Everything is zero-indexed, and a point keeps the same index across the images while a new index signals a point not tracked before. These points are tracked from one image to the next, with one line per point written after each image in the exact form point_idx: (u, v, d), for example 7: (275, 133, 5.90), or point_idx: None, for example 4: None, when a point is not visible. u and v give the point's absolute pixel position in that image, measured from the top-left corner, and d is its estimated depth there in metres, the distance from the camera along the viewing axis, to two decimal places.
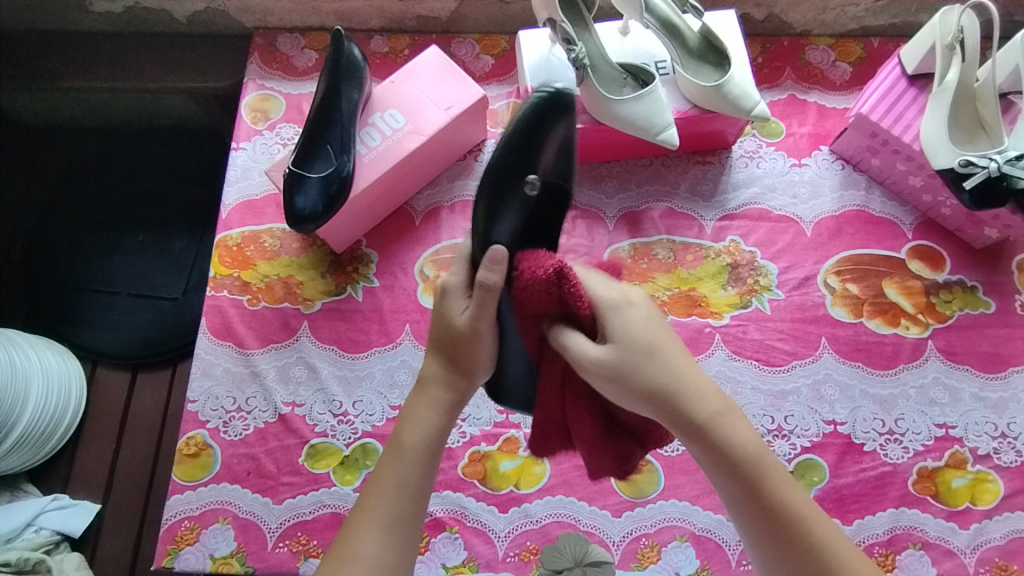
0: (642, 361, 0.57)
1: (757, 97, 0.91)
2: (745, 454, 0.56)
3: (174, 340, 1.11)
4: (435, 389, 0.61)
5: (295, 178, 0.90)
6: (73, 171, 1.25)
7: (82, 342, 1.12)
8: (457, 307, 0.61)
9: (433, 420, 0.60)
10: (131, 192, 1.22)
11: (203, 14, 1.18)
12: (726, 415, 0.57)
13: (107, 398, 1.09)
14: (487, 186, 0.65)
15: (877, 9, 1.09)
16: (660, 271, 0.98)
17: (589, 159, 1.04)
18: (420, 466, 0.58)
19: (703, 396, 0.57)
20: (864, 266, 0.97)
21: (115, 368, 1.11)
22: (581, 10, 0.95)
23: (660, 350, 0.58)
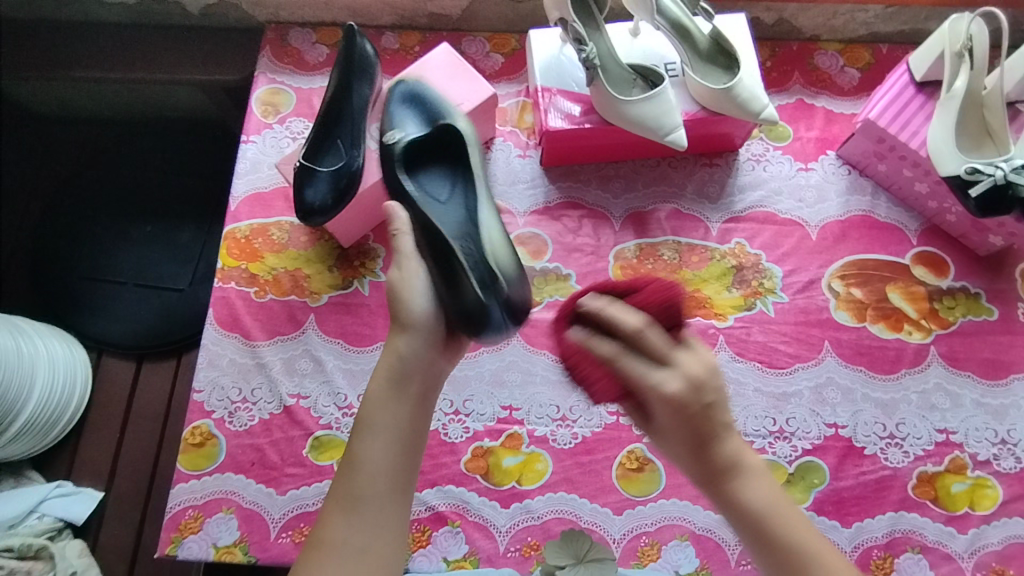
0: (679, 424, 0.62)
1: (765, 99, 0.91)
2: (762, 515, 0.60)
3: (180, 331, 1.12)
4: (382, 363, 0.67)
5: (304, 172, 0.90)
6: (82, 162, 1.25)
7: (88, 331, 1.13)
8: (395, 271, 0.69)
9: (388, 396, 0.65)
10: (138, 184, 1.23)
11: (215, 8, 1.19)
12: (750, 476, 0.62)
13: (112, 386, 1.10)
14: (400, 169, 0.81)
15: (887, 15, 1.09)
16: (666, 271, 0.98)
17: (597, 159, 1.04)
18: (380, 442, 0.64)
19: (726, 456, 0.62)
20: (868, 271, 0.98)
21: (121, 357, 1.12)
22: (592, 10, 0.96)
23: (694, 420, 0.61)
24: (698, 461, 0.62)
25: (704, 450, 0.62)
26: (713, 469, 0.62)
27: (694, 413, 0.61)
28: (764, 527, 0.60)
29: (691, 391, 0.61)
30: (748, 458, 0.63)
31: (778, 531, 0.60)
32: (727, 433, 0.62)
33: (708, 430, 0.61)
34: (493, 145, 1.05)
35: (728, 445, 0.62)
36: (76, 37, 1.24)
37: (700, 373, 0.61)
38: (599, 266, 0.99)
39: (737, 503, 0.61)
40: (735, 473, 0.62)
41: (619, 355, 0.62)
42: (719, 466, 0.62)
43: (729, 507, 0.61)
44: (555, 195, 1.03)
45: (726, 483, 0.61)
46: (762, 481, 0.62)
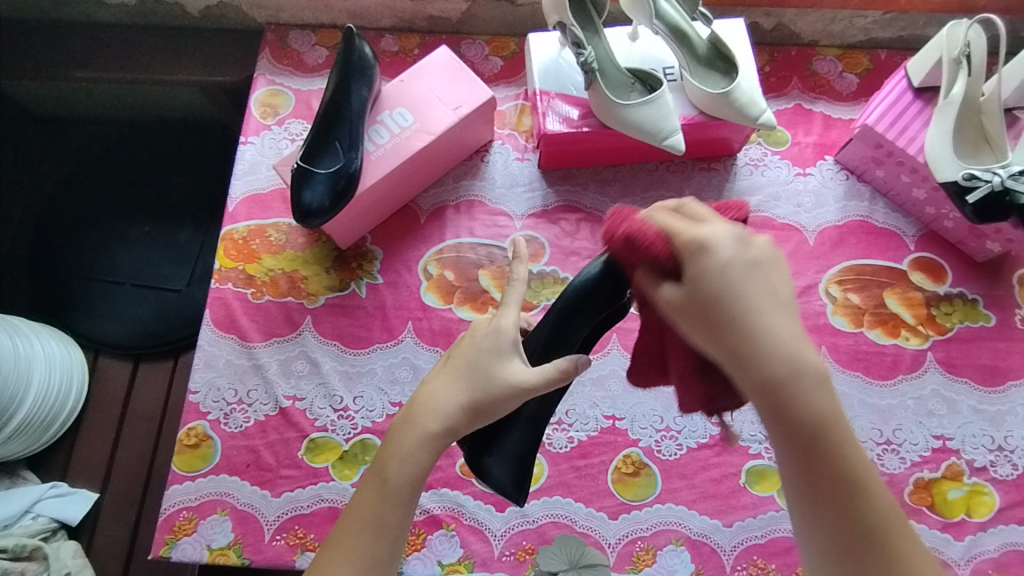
0: (719, 310, 0.50)
1: (763, 105, 0.91)
2: (812, 425, 0.50)
3: (175, 331, 1.14)
4: (425, 427, 0.57)
5: (302, 173, 0.89)
6: (83, 164, 1.28)
7: (85, 331, 1.15)
8: (519, 374, 0.58)
9: (421, 459, 0.56)
10: (138, 185, 1.25)
11: (215, 9, 1.17)
12: (811, 379, 0.50)
13: (111, 385, 1.13)
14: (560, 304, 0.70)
15: (885, 21, 1.09)
16: None
17: (595, 162, 1.04)
18: (402, 507, 0.55)
19: (785, 358, 0.49)
20: (866, 276, 0.98)
21: (118, 357, 1.14)
22: (591, 14, 0.95)
23: (739, 304, 0.50)
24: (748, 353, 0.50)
25: (751, 346, 0.49)
26: (770, 370, 0.49)
27: (733, 298, 0.50)
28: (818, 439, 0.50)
29: (726, 285, 0.50)
30: (805, 364, 0.50)
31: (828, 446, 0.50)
32: (780, 328, 0.50)
33: (750, 324, 0.49)
34: (492, 148, 1.06)
35: (777, 357, 0.49)
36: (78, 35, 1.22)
37: (734, 254, 0.51)
38: None
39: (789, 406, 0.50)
40: (791, 379, 0.49)
41: (656, 215, 0.55)
42: (773, 372, 0.49)
43: (775, 412, 0.50)
44: (554, 198, 1.03)
45: (778, 384, 0.49)
46: (820, 391, 0.50)
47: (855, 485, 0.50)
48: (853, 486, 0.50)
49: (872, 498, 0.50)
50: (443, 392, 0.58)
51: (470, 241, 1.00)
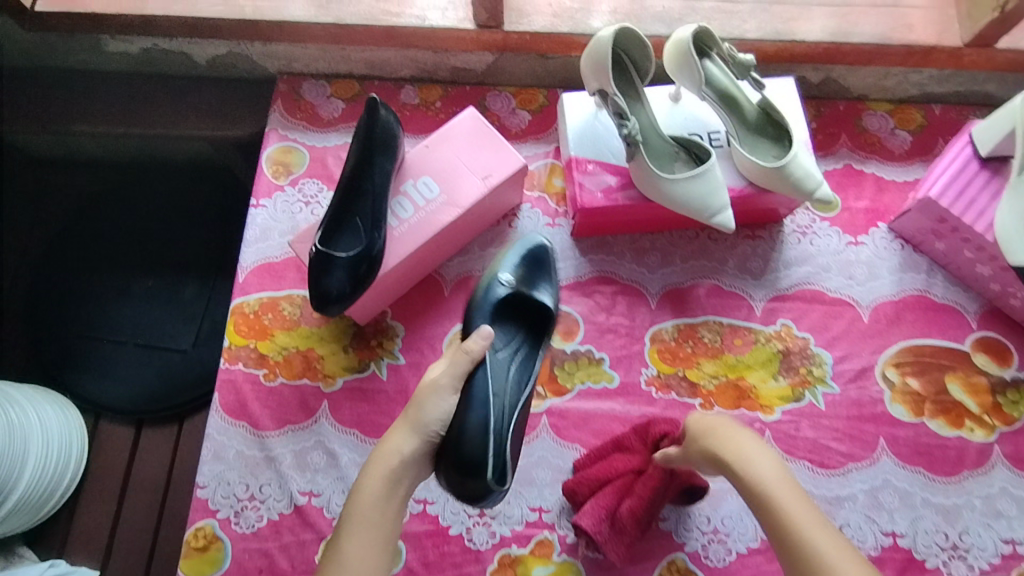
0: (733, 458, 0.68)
1: (820, 177, 0.84)
2: (810, 545, 0.61)
3: (181, 394, 1.11)
4: (378, 463, 0.69)
5: (318, 259, 0.79)
6: (80, 210, 1.20)
7: (85, 392, 1.11)
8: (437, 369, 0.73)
9: (376, 489, 0.68)
10: (138, 235, 1.18)
11: (224, 58, 1.08)
12: (803, 505, 0.64)
13: (115, 452, 1.09)
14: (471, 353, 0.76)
15: (943, 77, 1.01)
16: (707, 356, 0.92)
17: (631, 230, 0.97)
18: (364, 535, 0.66)
19: (786, 488, 0.65)
20: (926, 359, 0.91)
21: (121, 423, 1.11)
22: (632, 78, 0.85)
23: (747, 457, 0.67)
24: (755, 498, 0.66)
25: (756, 481, 0.66)
26: (772, 496, 0.65)
27: (728, 450, 0.68)
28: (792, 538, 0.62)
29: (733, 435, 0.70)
30: (797, 499, 0.65)
31: (792, 541, 0.62)
32: (778, 470, 0.67)
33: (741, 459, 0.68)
34: (520, 212, 0.99)
35: (782, 489, 0.65)
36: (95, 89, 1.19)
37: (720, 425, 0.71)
38: (634, 349, 0.92)
39: (775, 534, 0.64)
40: (787, 505, 0.64)
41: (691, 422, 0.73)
42: (778, 502, 0.64)
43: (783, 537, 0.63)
44: (587, 268, 0.96)
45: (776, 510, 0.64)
46: (817, 525, 0.63)
47: None
48: None
49: None
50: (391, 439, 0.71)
51: None
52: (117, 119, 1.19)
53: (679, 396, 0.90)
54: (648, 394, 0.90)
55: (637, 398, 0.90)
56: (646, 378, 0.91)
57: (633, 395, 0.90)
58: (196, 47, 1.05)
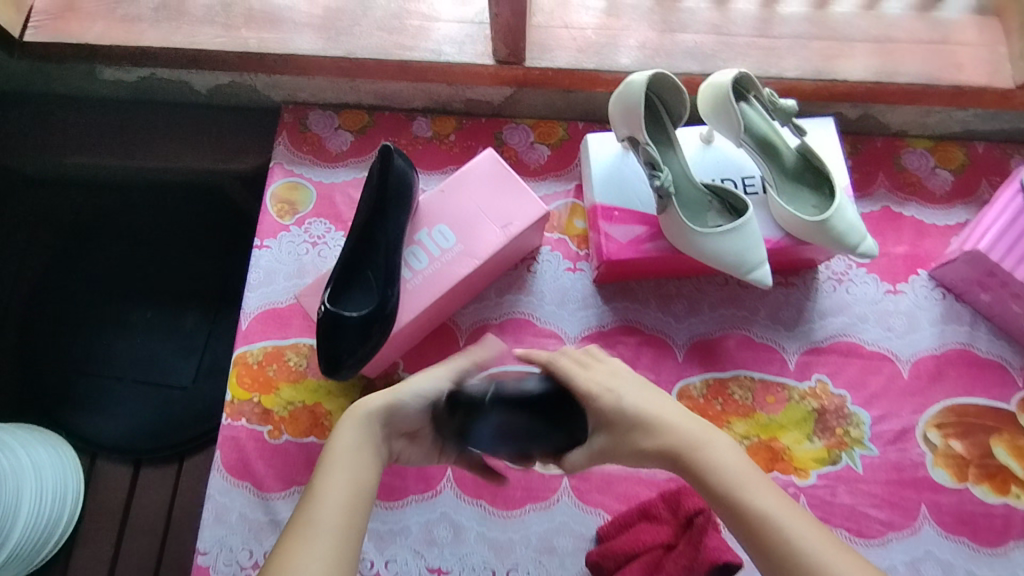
0: (642, 430, 0.66)
1: (863, 232, 0.78)
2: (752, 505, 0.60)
3: (182, 432, 1.06)
4: (349, 424, 0.64)
5: (327, 318, 0.73)
6: (71, 237, 1.14)
7: (81, 432, 1.06)
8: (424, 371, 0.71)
9: (350, 439, 0.63)
10: (136, 265, 1.13)
11: (226, 87, 1.03)
12: (725, 460, 0.63)
13: (112, 496, 1.05)
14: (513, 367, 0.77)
15: (987, 114, 0.96)
16: (738, 415, 0.87)
17: (656, 276, 0.92)
18: (343, 479, 0.60)
19: (711, 449, 0.64)
20: (969, 419, 0.86)
21: (118, 462, 1.06)
22: (663, 124, 0.80)
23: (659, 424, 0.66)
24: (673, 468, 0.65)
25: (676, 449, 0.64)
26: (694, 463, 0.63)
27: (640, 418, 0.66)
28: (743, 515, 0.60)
29: (654, 393, 0.69)
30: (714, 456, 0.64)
31: (735, 508, 0.61)
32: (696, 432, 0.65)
33: (671, 430, 0.65)
34: (539, 255, 0.93)
35: (702, 453, 0.64)
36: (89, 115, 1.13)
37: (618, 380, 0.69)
38: None
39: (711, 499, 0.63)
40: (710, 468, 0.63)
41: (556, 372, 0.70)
42: (702, 466, 0.63)
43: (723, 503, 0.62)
44: (610, 317, 0.91)
45: (701, 481, 0.63)
46: (753, 483, 0.62)
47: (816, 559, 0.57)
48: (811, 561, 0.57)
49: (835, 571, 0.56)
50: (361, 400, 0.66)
51: None
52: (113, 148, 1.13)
53: None
54: None
55: None
56: None
57: None
58: (197, 76, 1.00)
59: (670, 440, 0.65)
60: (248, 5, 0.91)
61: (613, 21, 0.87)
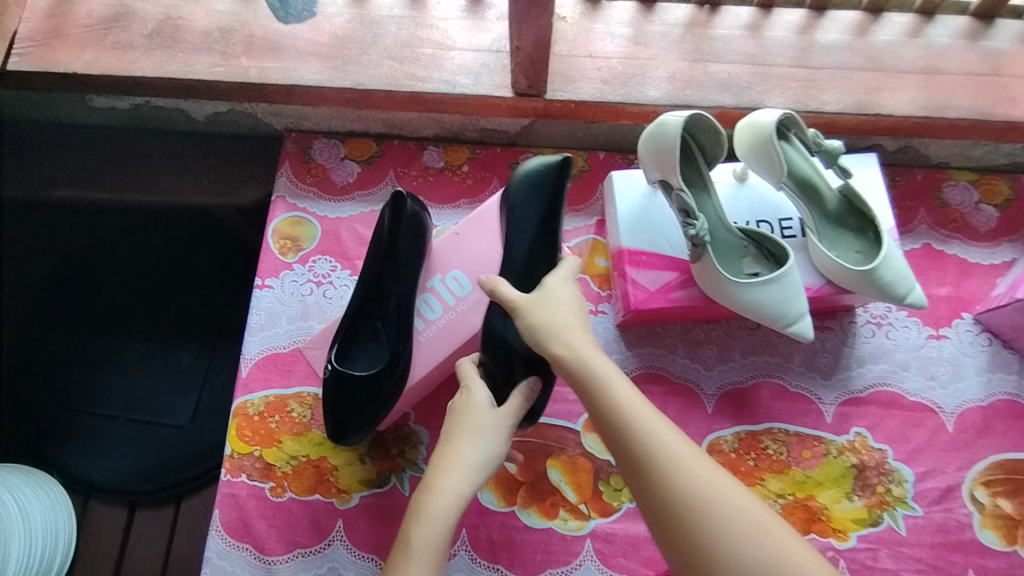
0: (562, 341, 0.62)
1: (911, 281, 0.73)
2: (648, 440, 0.56)
3: (179, 472, 1.01)
4: (459, 474, 0.59)
5: (334, 378, 0.68)
6: (64, 264, 1.08)
7: (73, 472, 1.00)
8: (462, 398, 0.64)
9: (459, 486, 0.58)
10: (129, 294, 1.07)
11: (226, 115, 0.98)
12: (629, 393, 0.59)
13: (105, 541, 1.00)
14: (526, 186, 0.72)
15: None
16: (772, 471, 0.81)
17: (683, 319, 0.86)
18: (448, 527, 0.57)
19: (619, 379, 0.60)
20: (1019, 476, 0.80)
21: (112, 504, 1.01)
22: (696, 164, 0.75)
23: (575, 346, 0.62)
24: (582, 393, 0.61)
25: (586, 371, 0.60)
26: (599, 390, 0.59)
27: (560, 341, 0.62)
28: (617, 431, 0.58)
29: (563, 303, 0.65)
30: (621, 388, 0.59)
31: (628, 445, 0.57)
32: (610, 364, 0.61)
33: (583, 359, 0.61)
34: None
35: (609, 377, 0.60)
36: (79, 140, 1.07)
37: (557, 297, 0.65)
38: None
39: (607, 430, 0.59)
40: (614, 396, 0.59)
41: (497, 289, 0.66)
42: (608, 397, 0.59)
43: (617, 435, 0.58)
44: (634, 363, 0.86)
45: (605, 410, 0.59)
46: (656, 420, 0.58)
47: (695, 506, 0.53)
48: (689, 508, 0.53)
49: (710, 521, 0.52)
50: (473, 442, 0.60)
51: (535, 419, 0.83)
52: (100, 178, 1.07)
53: None
54: None
55: None
56: None
57: None
58: (194, 104, 0.95)
59: (556, 348, 0.62)
60: (247, 31, 0.86)
61: (639, 50, 0.83)
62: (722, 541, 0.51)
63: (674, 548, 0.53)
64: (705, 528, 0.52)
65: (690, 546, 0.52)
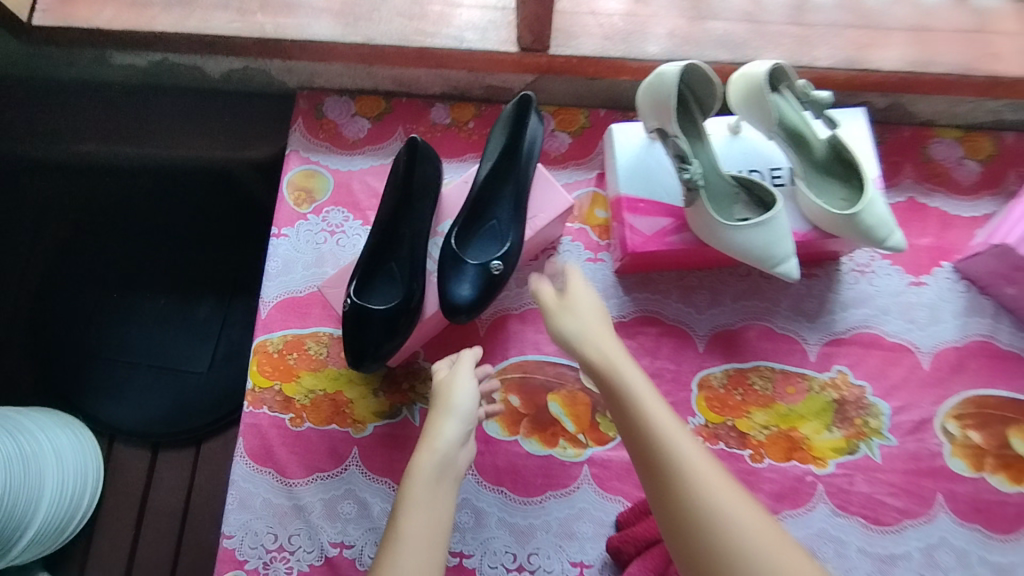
0: (594, 345, 0.67)
1: (892, 226, 0.77)
2: (665, 437, 0.59)
3: (197, 418, 1.06)
4: (432, 444, 0.69)
5: (355, 312, 0.73)
6: (86, 216, 1.13)
7: (100, 417, 1.06)
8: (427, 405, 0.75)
9: (436, 453, 0.68)
10: (144, 247, 1.12)
11: (240, 72, 1.02)
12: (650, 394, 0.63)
13: (130, 478, 1.06)
14: (501, 124, 0.80)
15: (1019, 105, 0.94)
16: (758, 405, 0.87)
17: (677, 267, 0.92)
18: (433, 484, 0.66)
19: (643, 381, 0.64)
20: (988, 410, 0.86)
21: (136, 445, 1.07)
22: (692, 112, 0.80)
23: (604, 352, 0.66)
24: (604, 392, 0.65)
25: (613, 369, 0.65)
26: (623, 387, 0.63)
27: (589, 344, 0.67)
28: (634, 425, 0.61)
29: (586, 304, 0.71)
30: (645, 389, 0.63)
31: (641, 437, 0.60)
32: (636, 368, 0.65)
33: (608, 360, 0.65)
34: (560, 246, 0.93)
35: (630, 376, 0.64)
36: (95, 100, 1.12)
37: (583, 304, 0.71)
38: (681, 395, 0.87)
39: (625, 424, 0.62)
40: (637, 396, 0.62)
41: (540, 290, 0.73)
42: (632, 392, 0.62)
43: (635, 430, 0.61)
44: (630, 307, 0.91)
45: (626, 401, 0.62)
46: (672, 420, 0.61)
47: (704, 507, 0.54)
48: (695, 504, 0.54)
49: (715, 518, 0.53)
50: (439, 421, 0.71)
51: (537, 358, 0.89)
52: (119, 138, 1.14)
53: (728, 447, 0.85)
54: None
55: None
56: (693, 428, 0.86)
57: None
58: (210, 61, 1.00)
59: (585, 346, 0.67)
60: None
61: (640, 8, 0.87)
62: (722, 536, 0.52)
63: (677, 538, 0.54)
64: (705, 526, 0.53)
65: (690, 543, 0.53)
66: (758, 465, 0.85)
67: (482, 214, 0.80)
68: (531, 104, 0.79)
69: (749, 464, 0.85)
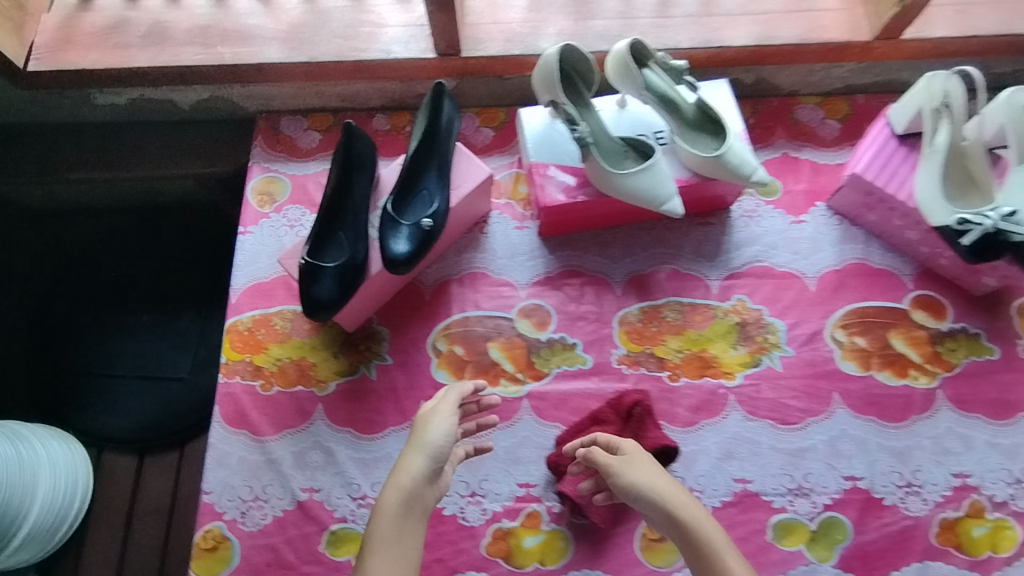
0: (655, 485, 0.75)
1: (755, 163, 0.93)
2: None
3: (180, 420, 1.15)
4: (402, 477, 0.75)
5: (308, 269, 0.86)
6: (82, 249, 1.28)
7: (89, 429, 1.14)
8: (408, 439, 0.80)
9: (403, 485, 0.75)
10: (131, 273, 1.26)
11: (208, 101, 1.17)
12: (714, 530, 0.72)
13: (119, 481, 1.13)
14: (422, 113, 0.96)
15: (861, 70, 1.12)
16: (671, 333, 0.99)
17: (593, 227, 1.06)
18: (397, 523, 0.73)
19: (710, 523, 0.73)
20: (869, 319, 1.00)
21: (123, 452, 1.15)
22: (580, 89, 0.97)
23: (668, 501, 0.74)
24: (671, 527, 0.73)
25: (684, 517, 0.73)
26: (692, 526, 0.72)
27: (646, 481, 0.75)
28: (702, 559, 0.71)
29: (643, 465, 0.77)
30: (707, 524, 0.73)
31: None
32: (693, 502, 0.74)
33: (680, 507, 0.73)
34: (490, 219, 1.07)
35: (703, 524, 0.72)
36: (70, 139, 1.22)
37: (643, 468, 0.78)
38: (605, 332, 0.99)
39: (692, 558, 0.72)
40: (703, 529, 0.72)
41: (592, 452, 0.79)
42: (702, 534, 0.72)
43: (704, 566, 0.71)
44: (556, 264, 1.05)
45: (695, 540, 0.72)
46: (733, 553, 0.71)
47: None
48: None
49: None
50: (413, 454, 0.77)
51: (476, 313, 1.01)
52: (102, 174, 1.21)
53: (649, 371, 0.97)
54: (619, 372, 0.97)
55: (610, 377, 0.97)
56: (617, 358, 0.98)
57: (606, 374, 0.97)
58: (180, 92, 1.14)
59: (643, 489, 0.75)
60: (221, 27, 1.06)
61: (535, 16, 1.05)
62: None
63: None
64: None
65: None
66: (676, 384, 0.96)
67: (412, 185, 0.94)
68: (444, 92, 0.95)
69: (669, 384, 0.96)
